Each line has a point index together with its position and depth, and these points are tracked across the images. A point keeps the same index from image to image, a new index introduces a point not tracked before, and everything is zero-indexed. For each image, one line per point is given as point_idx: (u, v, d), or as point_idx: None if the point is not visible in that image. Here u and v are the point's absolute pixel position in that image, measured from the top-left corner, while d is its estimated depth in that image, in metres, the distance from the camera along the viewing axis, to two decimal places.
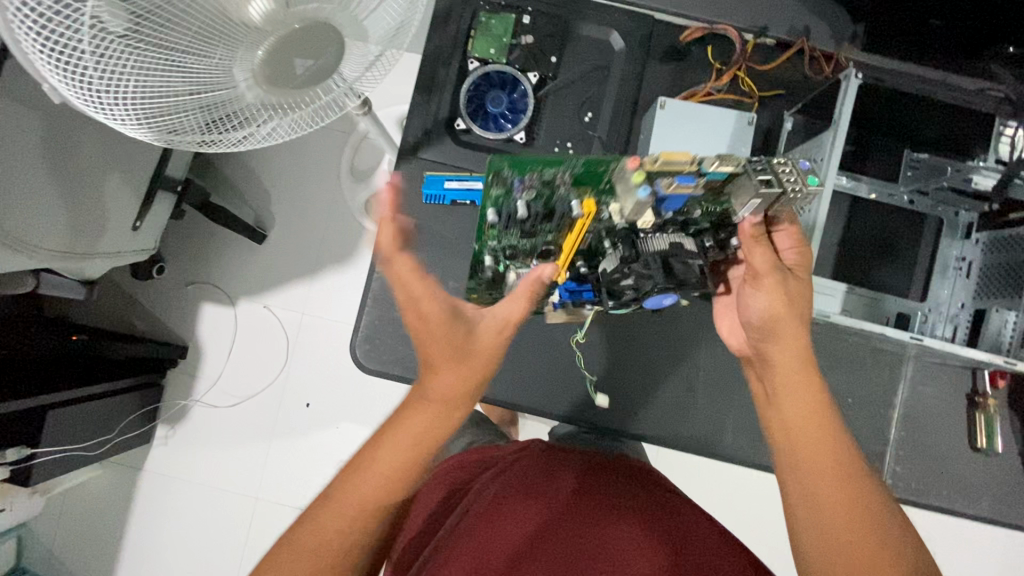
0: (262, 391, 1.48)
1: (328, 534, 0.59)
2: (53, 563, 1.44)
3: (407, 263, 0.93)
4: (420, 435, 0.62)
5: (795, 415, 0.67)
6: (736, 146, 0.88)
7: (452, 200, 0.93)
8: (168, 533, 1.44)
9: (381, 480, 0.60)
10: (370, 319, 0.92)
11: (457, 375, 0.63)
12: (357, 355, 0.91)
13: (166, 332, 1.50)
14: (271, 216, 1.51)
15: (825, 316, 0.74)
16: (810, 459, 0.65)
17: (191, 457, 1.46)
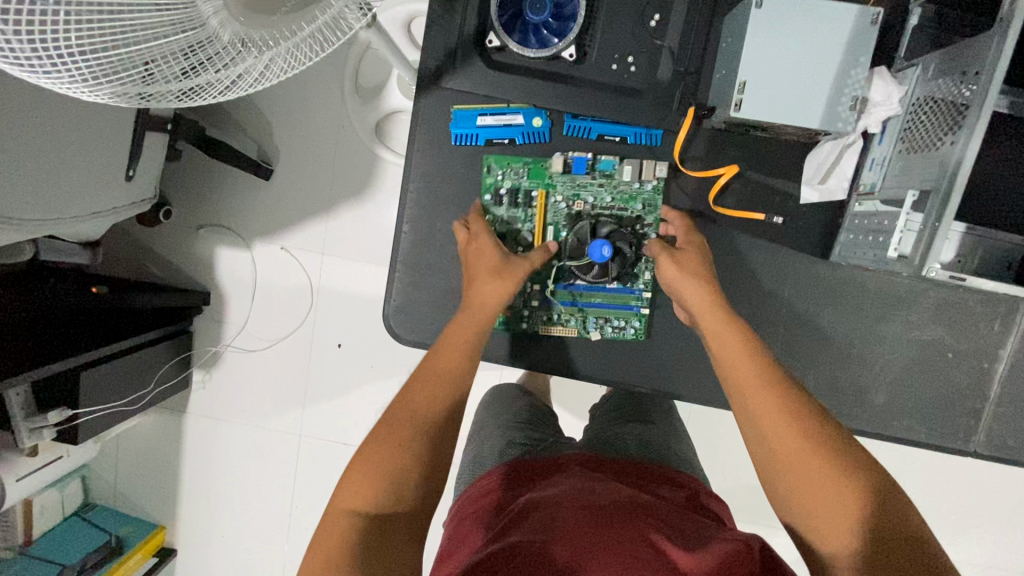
0: (292, 334, 1.44)
1: (407, 416, 0.69)
2: (119, 498, 1.52)
3: (439, 217, 0.86)
4: (447, 366, 0.73)
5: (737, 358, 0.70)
6: (855, 54, 0.74)
7: (487, 139, 0.84)
8: (221, 470, 1.50)
9: (417, 410, 0.69)
10: (404, 283, 0.86)
11: (494, 285, 0.77)
12: (393, 327, 0.86)
13: (185, 279, 1.44)
14: (276, 148, 1.37)
15: (963, 279, 0.68)
16: (770, 430, 0.65)
17: (231, 398, 1.48)
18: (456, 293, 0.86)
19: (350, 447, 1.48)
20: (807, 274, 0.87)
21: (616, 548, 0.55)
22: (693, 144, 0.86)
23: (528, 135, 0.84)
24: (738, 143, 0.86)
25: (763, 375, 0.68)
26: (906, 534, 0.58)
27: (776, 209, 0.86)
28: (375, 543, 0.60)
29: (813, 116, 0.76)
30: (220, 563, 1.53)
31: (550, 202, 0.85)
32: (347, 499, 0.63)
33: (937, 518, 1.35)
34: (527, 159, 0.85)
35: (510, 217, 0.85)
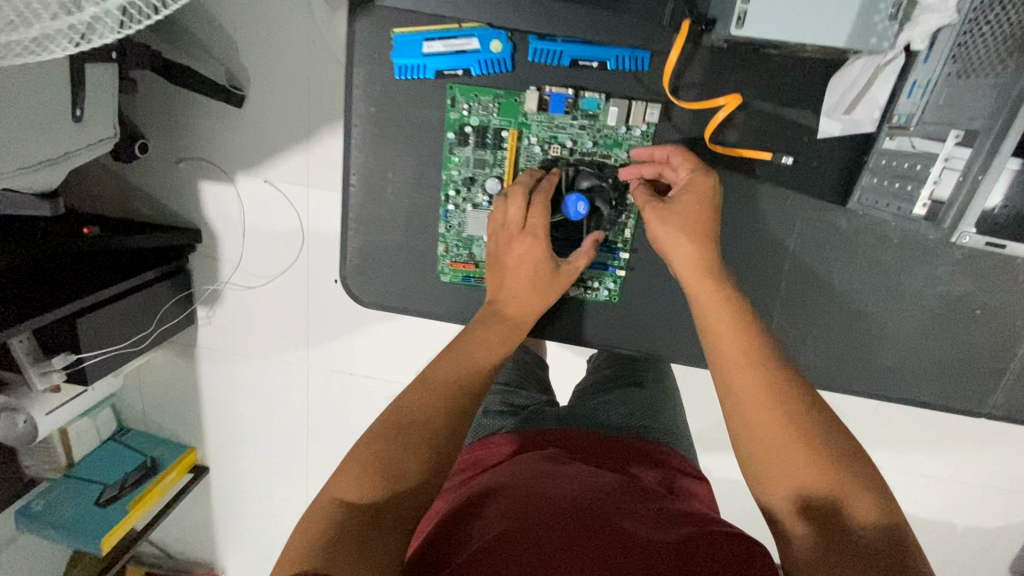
0: (287, 270, 1.41)
1: (420, 416, 0.65)
2: (150, 424, 1.63)
3: (406, 156, 0.88)
4: (472, 360, 0.73)
5: (732, 343, 0.69)
6: None
7: (435, 70, 0.81)
8: (238, 399, 1.58)
9: (428, 401, 0.67)
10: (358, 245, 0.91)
11: (530, 307, 0.81)
12: (355, 289, 0.92)
13: (173, 216, 1.40)
14: (244, 69, 1.24)
15: (999, 246, 0.68)
16: (750, 410, 0.65)
17: (236, 334, 1.50)
18: None
19: (356, 377, 1.51)
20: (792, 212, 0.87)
21: (581, 516, 0.56)
22: (687, 69, 0.82)
23: (486, 61, 0.80)
24: (743, 65, 0.82)
25: (749, 349, 0.68)
26: (873, 511, 0.59)
27: (786, 147, 0.85)
28: (372, 525, 0.56)
29: (840, 33, 0.70)
30: (248, 478, 1.67)
31: (523, 144, 0.85)
32: (341, 490, 0.58)
33: (942, 445, 1.33)
34: (497, 91, 0.82)
35: (479, 158, 0.86)
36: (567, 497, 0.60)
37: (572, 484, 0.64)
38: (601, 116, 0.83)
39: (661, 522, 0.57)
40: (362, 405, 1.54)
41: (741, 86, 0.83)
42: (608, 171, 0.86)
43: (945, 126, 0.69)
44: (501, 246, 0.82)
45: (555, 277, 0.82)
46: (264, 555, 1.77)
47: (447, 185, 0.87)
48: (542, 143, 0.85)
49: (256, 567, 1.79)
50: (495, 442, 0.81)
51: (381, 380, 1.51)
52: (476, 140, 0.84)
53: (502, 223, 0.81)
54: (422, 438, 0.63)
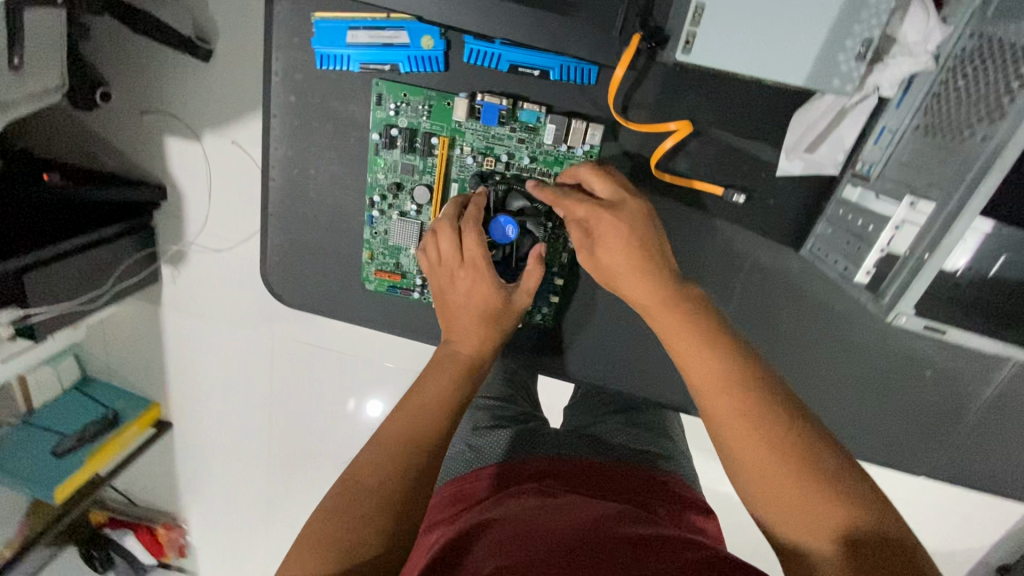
0: (253, 238, 1.37)
1: (375, 480, 0.59)
2: (114, 377, 1.62)
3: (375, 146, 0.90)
4: (430, 404, 0.68)
5: (703, 372, 0.65)
6: (856, 9, 0.68)
7: (361, 62, 0.84)
8: (201, 361, 1.57)
9: (381, 458, 0.61)
10: (277, 242, 0.97)
11: (484, 344, 0.77)
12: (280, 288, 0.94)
13: (137, 170, 1.34)
14: (213, 21, 1.17)
15: (939, 329, 0.71)
16: (735, 444, 0.61)
17: (200, 297, 1.48)
18: None
19: (317, 348, 1.49)
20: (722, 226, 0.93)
21: (570, 552, 0.52)
22: (639, 89, 0.86)
23: (414, 58, 0.82)
24: (699, 87, 0.86)
25: (727, 376, 0.63)
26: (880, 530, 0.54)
27: (743, 177, 0.90)
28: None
29: (800, 70, 0.71)
30: (212, 437, 1.68)
31: (455, 152, 0.88)
32: (292, 571, 0.53)
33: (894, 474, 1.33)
34: (430, 94, 0.86)
35: (409, 163, 0.89)
36: (560, 527, 0.57)
37: (560, 515, 0.60)
38: (533, 133, 0.87)
39: (639, 555, 0.52)
40: (328, 379, 1.53)
41: (692, 110, 0.87)
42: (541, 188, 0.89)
43: (903, 182, 0.74)
44: (445, 281, 0.80)
45: (505, 308, 0.78)
46: (226, 512, 1.80)
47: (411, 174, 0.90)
48: (476, 155, 0.89)
49: (217, 522, 1.82)
50: (479, 474, 0.76)
51: (347, 357, 1.49)
52: (411, 143, 0.88)
53: (438, 259, 0.80)
54: (380, 503, 0.57)
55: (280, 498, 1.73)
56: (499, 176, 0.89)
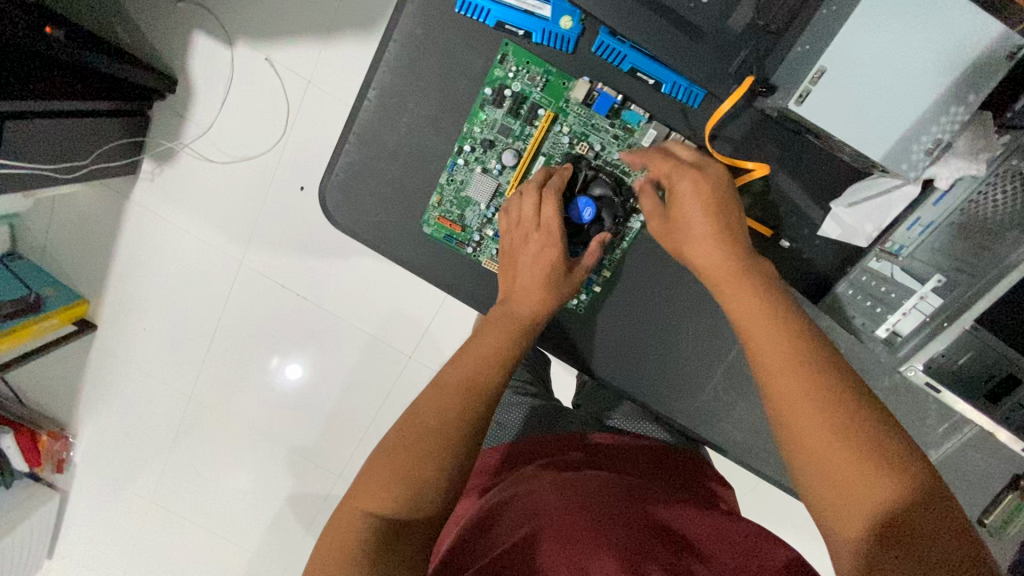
0: (255, 158, 1.32)
1: (434, 422, 0.58)
2: (47, 260, 1.48)
3: (415, 95, 0.76)
4: (488, 356, 0.63)
5: (761, 339, 0.60)
6: (965, 87, 0.62)
7: (498, 21, 0.72)
8: (153, 269, 1.46)
9: (444, 406, 0.59)
10: (347, 160, 0.79)
11: (542, 304, 0.70)
12: (327, 206, 0.81)
13: (151, 54, 1.27)
14: None
15: (936, 389, 0.77)
16: (789, 415, 0.55)
17: (176, 202, 1.39)
18: (410, 194, 0.80)
19: (287, 291, 1.44)
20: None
21: (597, 530, 0.55)
22: (733, 122, 0.76)
23: (551, 34, 0.72)
24: (780, 138, 0.77)
25: (783, 338, 0.58)
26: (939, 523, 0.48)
27: (789, 229, 0.80)
28: (397, 547, 0.53)
29: (880, 146, 0.66)
30: (138, 351, 1.55)
31: (553, 130, 0.77)
32: (366, 507, 0.55)
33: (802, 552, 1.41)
34: (550, 67, 0.74)
35: (506, 126, 0.77)
36: (586, 506, 0.59)
37: (587, 492, 0.61)
38: (641, 132, 0.76)
39: (669, 535, 0.57)
40: (290, 319, 1.47)
41: (769, 156, 0.77)
42: (625, 191, 0.78)
43: (931, 267, 0.74)
44: (512, 247, 0.73)
45: (568, 276, 0.73)
46: (124, 435, 1.63)
47: (449, 137, 0.78)
48: (575, 137, 0.77)
49: (110, 445, 1.64)
50: (515, 446, 0.78)
51: (315, 304, 1.45)
52: (511, 109, 0.76)
53: (510, 223, 0.74)
54: (434, 451, 0.56)
55: (195, 431, 1.60)
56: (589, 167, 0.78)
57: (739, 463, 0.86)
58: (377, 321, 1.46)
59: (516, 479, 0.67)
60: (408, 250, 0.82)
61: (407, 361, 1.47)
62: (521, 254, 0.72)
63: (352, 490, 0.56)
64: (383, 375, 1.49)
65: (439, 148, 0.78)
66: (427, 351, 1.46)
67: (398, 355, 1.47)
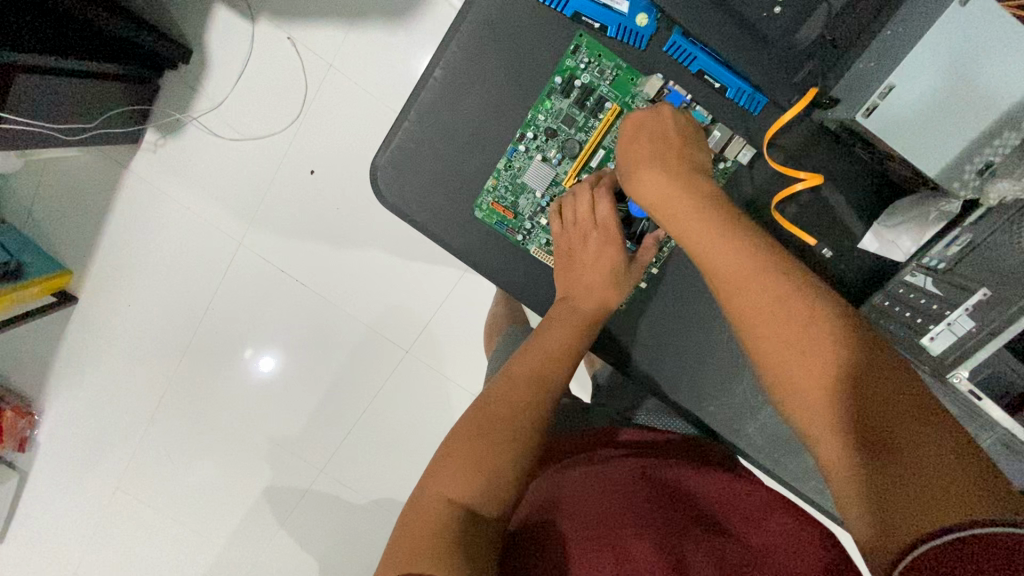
0: (267, 137, 1.29)
1: (506, 414, 0.62)
2: (31, 225, 1.41)
3: (481, 78, 0.77)
4: (552, 349, 0.68)
5: (730, 279, 0.57)
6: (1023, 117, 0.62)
7: (575, 10, 0.73)
8: (147, 244, 1.41)
9: (514, 395, 0.64)
10: (400, 139, 0.79)
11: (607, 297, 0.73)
12: (377, 183, 0.80)
13: (169, 22, 1.24)
14: None
15: (978, 399, 0.68)
16: (777, 365, 0.53)
17: (180, 175, 1.34)
18: (457, 178, 0.80)
19: (285, 276, 1.40)
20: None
21: (615, 521, 0.59)
22: (792, 131, 0.78)
23: (624, 29, 0.73)
24: (831, 151, 0.78)
25: (750, 280, 0.55)
26: (948, 456, 0.44)
27: (831, 239, 0.80)
28: (477, 532, 0.55)
29: (931, 163, 0.67)
30: (122, 328, 1.48)
31: (617, 123, 0.78)
32: (446, 489, 0.57)
33: None
34: (621, 62, 0.76)
35: (571, 117, 0.78)
36: (603, 498, 0.62)
37: (605, 483, 0.65)
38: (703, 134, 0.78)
39: (705, 518, 0.62)
40: (288, 306, 1.43)
41: (822, 166, 0.79)
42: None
43: (981, 275, 0.66)
44: (570, 248, 0.76)
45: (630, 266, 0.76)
46: (97, 416, 1.55)
47: (512, 122, 0.78)
48: None
49: (80, 425, 1.56)
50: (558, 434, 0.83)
51: (316, 291, 1.42)
52: (580, 100, 0.77)
53: (566, 225, 0.76)
54: (510, 441, 0.60)
55: (175, 415, 1.53)
56: None
57: (756, 466, 0.87)
58: (378, 313, 1.43)
59: (554, 470, 0.72)
60: (448, 234, 0.82)
61: (404, 354, 1.45)
62: (580, 252, 0.75)
63: (431, 474, 0.59)
64: (379, 367, 1.46)
65: (500, 132, 0.78)
66: (429, 346, 1.44)
67: (396, 348, 1.45)
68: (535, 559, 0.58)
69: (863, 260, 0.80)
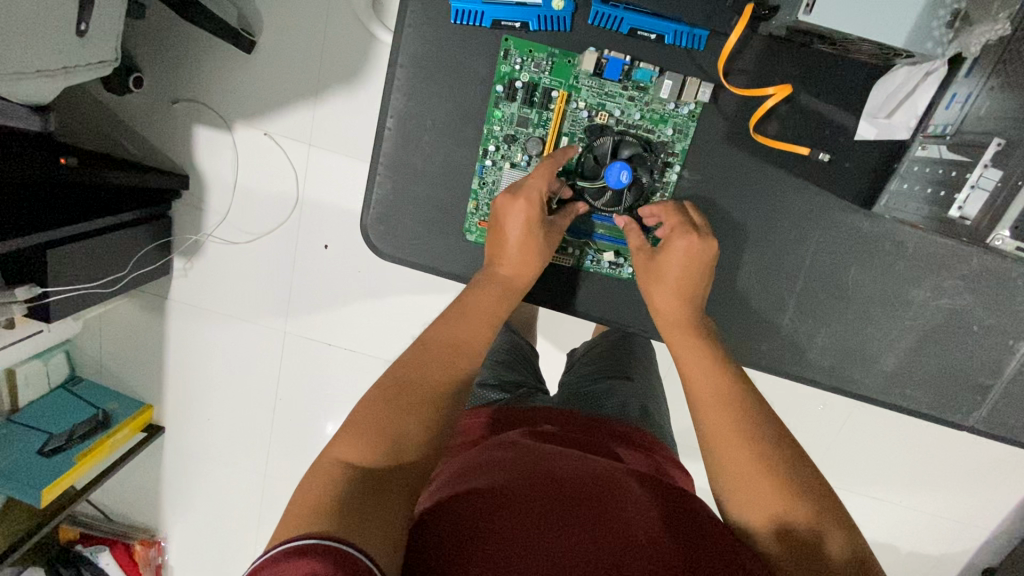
0: (274, 229, 1.36)
1: (421, 381, 0.60)
2: (106, 375, 1.55)
3: (432, 110, 0.79)
4: (468, 331, 0.67)
5: (712, 378, 0.68)
6: None
7: (493, 20, 0.75)
8: (204, 360, 1.51)
9: (433, 372, 0.62)
10: (380, 193, 0.82)
11: (524, 268, 0.75)
12: (370, 238, 0.83)
13: (160, 158, 1.34)
14: (260, 16, 1.22)
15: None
16: (722, 444, 0.63)
17: (210, 289, 1.44)
18: (441, 210, 0.82)
19: (332, 349, 1.46)
20: (792, 213, 0.81)
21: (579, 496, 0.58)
22: (743, 54, 0.77)
23: (544, 18, 0.75)
24: (794, 58, 0.77)
25: (723, 391, 0.67)
26: (843, 535, 0.57)
27: (824, 142, 0.79)
28: (376, 488, 0.51)
29: (897, 32, 0.64)
30: (204, 441, 1.58)
31: (570, 108, 0.78)
32: (342, 453, 0.53)
33: (929, 489, 1.32)
34: (553, 49, 0.76)
35: (524, 117, 0.78)
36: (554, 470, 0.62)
37: (558, 459, 0.64)
38: (656, 87, 0.77)
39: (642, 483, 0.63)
40: (338, 377, 1.48)
41: (787, 78, 0.77)
42: (656, 148, 0.79)
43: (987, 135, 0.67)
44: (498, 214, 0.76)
45: (548, 237, 0.76)
46: (210, 525, 1.66)
47: (472, 143, 0.80)
48: (595, 110, 0.78)
49: (199, 537, 1.67)
50: (485, 417, 0.82)
51: (362, 354, 1.47)
52: (527, 99, 0.77)
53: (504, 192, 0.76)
54: (420, 404, 0.58)
55: (274, 507, 1.62)
56: (612, 135, 0.78)
57: (821, 388, 0.86)
58: None
59: (491, 444, 0.69)
60: (451, 263, 0.84)
61: None
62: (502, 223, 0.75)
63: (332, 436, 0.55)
64: None
65: (465, 155, 0.80)
66: None
67: None
68: (452, 518, 0.55)
69: (863, 151, 0.78)
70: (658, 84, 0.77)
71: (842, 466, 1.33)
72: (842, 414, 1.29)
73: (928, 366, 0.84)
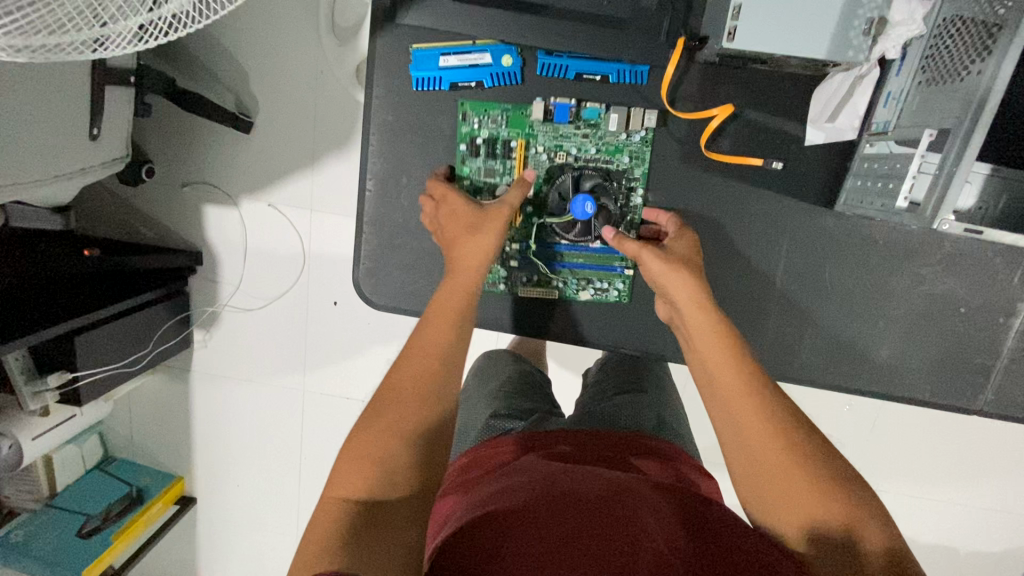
0: (285, 292, 1.42)
1: (414, 405, 0.64)
2: (137, 451, 1.60)
3: (407, 168, 0.85)
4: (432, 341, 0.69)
5: (734, 374, 0.67)
6: None
7: (450, 82, 0.81)
8: (227, 426, 1.55)
9: (404, 393, 0.65)
10: (369, 248, 0.87)
11: (476, 251, 0.75)
12: (364, 292, 0.88)
13: (174, 238, 1.43)
14: (253, 98, 1.32)
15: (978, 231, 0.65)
16: (753, 441, 0.63)
17: (228, 357, 1.49)
18: (428, 257, 0.87)
19: (351, 401, 1.49)
20: (763, 220, 0.83)
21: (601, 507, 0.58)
22: (685, 82, 0.81)
23: (497, 75, 0.80)
24: (734, 79, 0.81)
25: (743, 386, 0.67)
26: (881, 533, 0.58)
27: (779, 151, 0.82)
28: (379, 517, 0.55)
29: (820, 44, 0.69)
30: (234, 507, 1.61)
31: (530, 153, 0.83)
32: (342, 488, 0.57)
33: (972, 480, 1.26)
34: (506, 104, 0.82)
35: (490, 168, 0.84)
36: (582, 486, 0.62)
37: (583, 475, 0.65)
38: (606, 123, 0.81)
39: (657, 492, 0.64)
40: None
41: (730, 98, 0.81)
42: (614, 177, 0.83)
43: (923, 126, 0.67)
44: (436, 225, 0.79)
45: (487, 218, 0.77)
46: None
47: None
48: (552, 151, 0.83)
49: None
50: (505, 442, 0.82)
51: None
52: (488, 151, 0.83)
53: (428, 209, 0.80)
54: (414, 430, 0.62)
55: None
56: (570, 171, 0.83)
57: (823, 386, 0.85)
58: None
59: (518, 466, 0.70)
60: None
61: None
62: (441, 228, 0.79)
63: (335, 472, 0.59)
64: None
65: None
66: None
67: None
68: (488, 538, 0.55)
69: (820, 153, 0.81)
70: (605, 120, 0.81)
71: (877, 465, 1.29)
72: (868, 411, 1.25)
73: (928, 353, 0.83)
